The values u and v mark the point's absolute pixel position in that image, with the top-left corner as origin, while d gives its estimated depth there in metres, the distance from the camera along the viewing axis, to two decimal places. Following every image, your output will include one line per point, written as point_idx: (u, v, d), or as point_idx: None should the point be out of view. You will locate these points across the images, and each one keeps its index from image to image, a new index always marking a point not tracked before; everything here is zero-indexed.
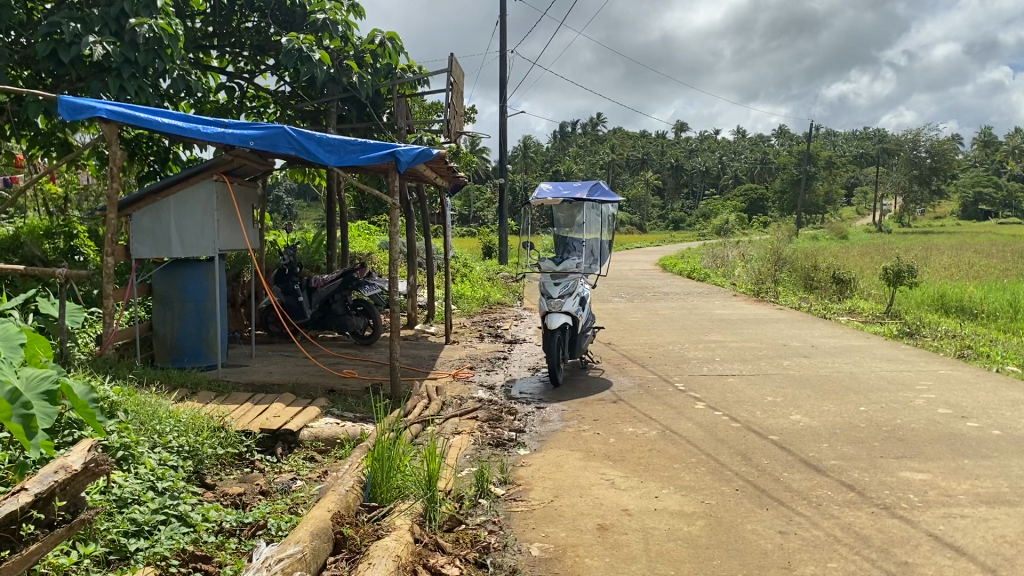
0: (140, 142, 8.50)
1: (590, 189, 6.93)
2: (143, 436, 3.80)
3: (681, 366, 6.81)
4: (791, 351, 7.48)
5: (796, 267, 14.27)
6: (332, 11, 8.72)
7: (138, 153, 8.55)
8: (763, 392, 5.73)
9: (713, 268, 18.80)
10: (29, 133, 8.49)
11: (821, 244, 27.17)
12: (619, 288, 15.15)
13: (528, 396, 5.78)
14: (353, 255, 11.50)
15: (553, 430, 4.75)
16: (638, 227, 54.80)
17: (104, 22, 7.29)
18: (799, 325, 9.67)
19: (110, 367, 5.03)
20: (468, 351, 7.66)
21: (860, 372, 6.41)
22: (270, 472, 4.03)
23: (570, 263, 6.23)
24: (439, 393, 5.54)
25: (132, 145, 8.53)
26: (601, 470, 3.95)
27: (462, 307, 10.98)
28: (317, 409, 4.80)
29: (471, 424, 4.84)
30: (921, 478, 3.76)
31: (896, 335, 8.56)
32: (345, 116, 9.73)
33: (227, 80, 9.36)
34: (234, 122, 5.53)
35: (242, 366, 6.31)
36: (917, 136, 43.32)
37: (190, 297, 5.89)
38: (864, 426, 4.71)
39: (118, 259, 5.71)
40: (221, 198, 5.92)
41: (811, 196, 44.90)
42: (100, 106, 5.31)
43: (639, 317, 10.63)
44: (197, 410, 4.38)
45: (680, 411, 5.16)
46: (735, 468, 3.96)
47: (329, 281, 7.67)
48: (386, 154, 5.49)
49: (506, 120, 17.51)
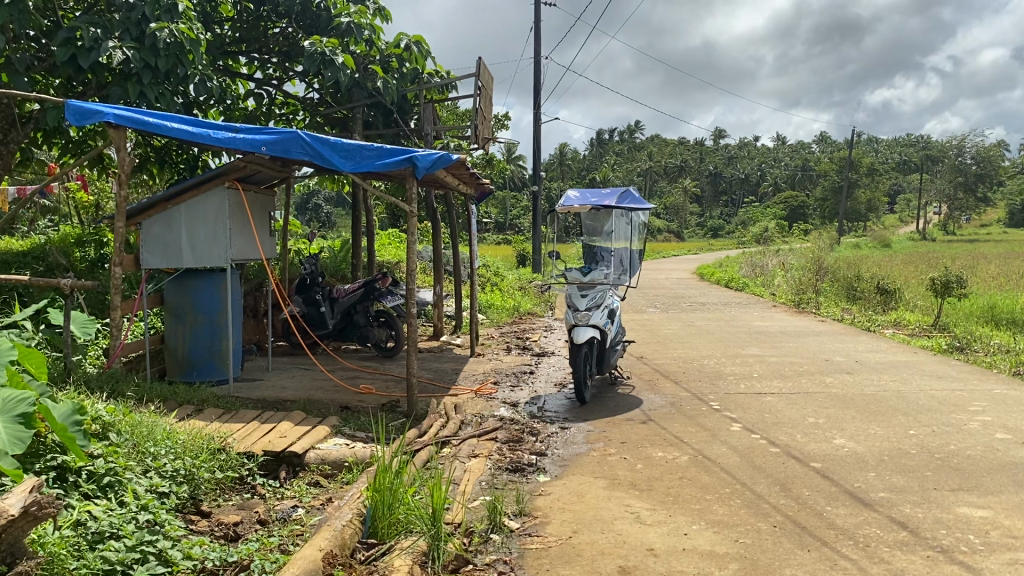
0: (170, 150, 8.38)
1: (619, 196, 6.63)
2: (135, 460, 3.57)
3: (716, 382, 6.46)
4: (834, 367, 7.07)
5: (839, 277, 13.78)
6: (359, 15, 8.45)
7: (168, 161, 8.44)
8: (804, 412, 5.35)
9: (751, 278, 18.32)
10: (59, 140, 8.42)
11: (864, 253, 26.47)
12: (653, 297, 14.78)
13: (553, 414, 5.46)
14: (381, 265, 11.30)
15: (576, 454, 4.44)
16: (675, 236, 54.10)
17: (125, 27, 7.11)
18: (842, 338, 9.22)
19: (113, 382, 4.83)
20: (493, 365, 7.37)
21: (909, 391, 6.00)
22: (271, 499, 3.78)
23: (598, 274, 5.93)
24: (458, 411, 5.24)
25: (161, 153, 8.41)
26: (626, 502, 3.63)
27: (491, 319, 10.68)
28: (326, 429, 4.52)
29: (489, 445, 4.54)
30: (982, 516, 3.39)
31: (945, 350, 8.11)
32: (371, 122, 9.53)
33: (256, 88, 9.22)
34: (247, 127, 5.32)
35: (256, 380, 6.08)
36: (962, 142, 42.27)
37: (202, 308, 5.69)
38: (915, 453, 4.33)
39: (127, 269, 5.49)
40: (234, 206, 5.68)
41: (853, 203, 44.02)
42: (108, 110, 5.17)
43: (674, 329, 10.26)
44: (198, 430, 4.14)
45: (713, 433, 4.83)
46: (773, 501, 3.61)
47: (350, 291, 7.43)
48: (402, 159, 5.19)
49: (541, 126, 17.17)
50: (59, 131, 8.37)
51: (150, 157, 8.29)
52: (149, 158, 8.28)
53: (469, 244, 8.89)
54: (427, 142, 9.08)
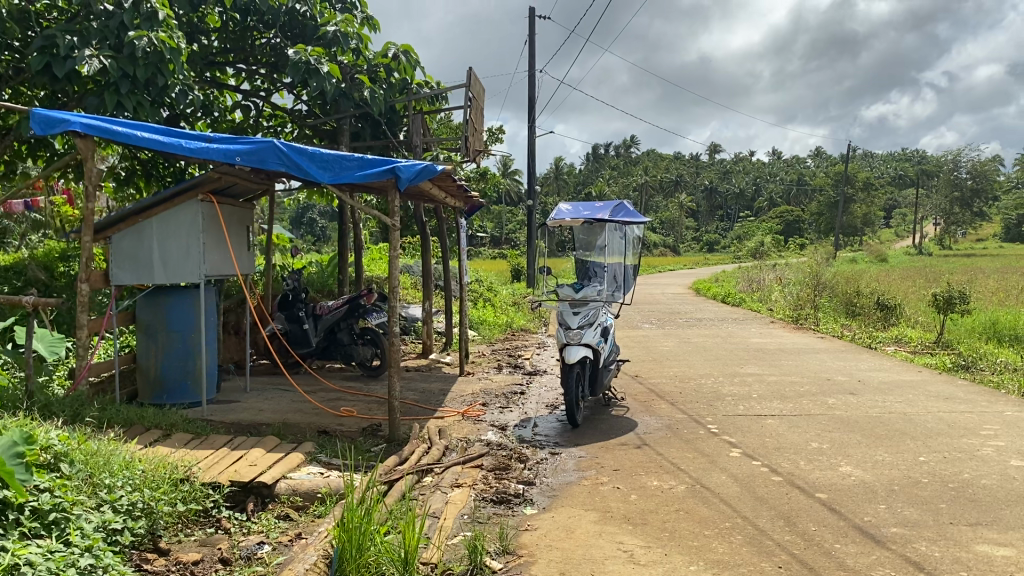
0: (156, 163, 8.13)
1: (613, 209, 6.39)
2: (86, 494, 3.29)
3: (715, 403, 6.19)
4: (836, 387, 6.80)
5: (837, 293, 13.54)
6: (345, 24, 8.20)
7: (154, 175, 8.16)
8: (806, 437, 5.08)
9: (748, 293, 18.08)
10: (45, 152, 8.19)
11: (862, 268, 26.23)
12: (649, 313, 14.50)
13: (544, 439, 5.19)
14: (370, 280, 11.03)
15: (566, 484, 4.16)
16: (672, 250, 53.83)
17: (103, 35, 6.85)
18: (843, 356, 8.97)
19: (77, 406, 4.55)
20: (482, 384, 7.10)
21: (915, 413, 5.73)
22: (236, 534, 3.50)
23: (590, 290, 5.67)
24: (442, 436, 4.96)
25: (148, 166, 8.15)
26: (618, 538, 3.36)
27: (483, 335, 10.42)
28: (300, 456, 4.25)
29: (473, 474, 4.27)
30: (1004, 555, 3.12)
31: (950, 368, 7.85)
32: (358, 133, 9.31)
33: (243, 99, 8.98)
34: (221, 137, 5.08)
35: (233, 402, 5.80)
36: (958, 156, 42.18)
37: (175, 326, 5.41)
38: (926, 482, 4.06)
39: (96, 286, 5.22)
40: (208, 219, 5.41)
41: (849, 218, 43.85)
42: (74, 118, 4.89)
43: (670, 346, 9.99)
44: (161, 458, 3.88)
45: (712, 460, 4.56)
46: (777, 537, 3.35)
47: (334, 308, 7.19)
48: (385, 170, 4.95)
49: (535, 141, 16.95)
50: (44, 143, 8.16)
51: (137, 170, 8.06)
52: (136, 172, 8.04)
53: (458, 259, 8.61)
54: (417, 155, 8.80)
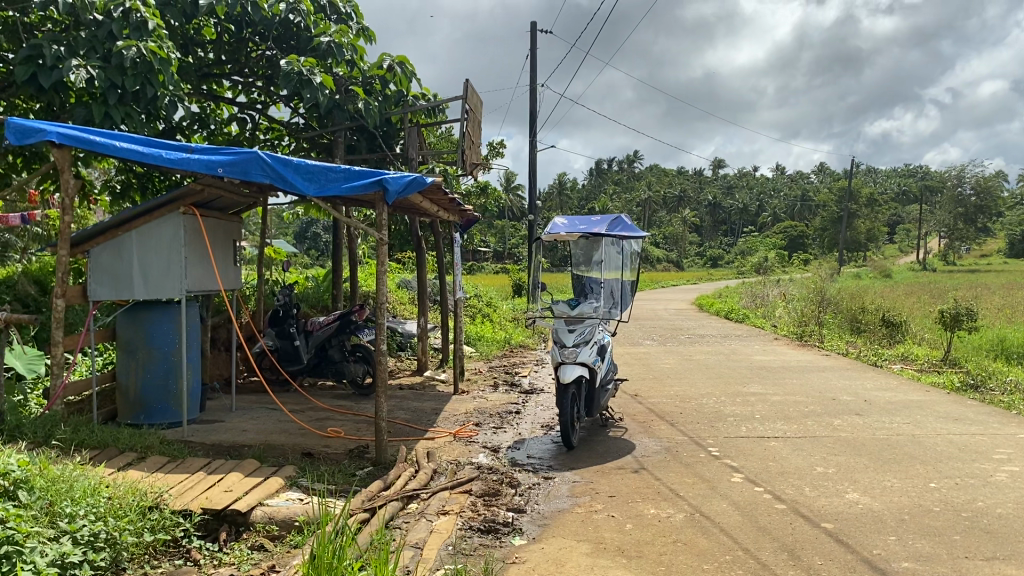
0: (152, 177, 7.94)
1: (610, 223, 6.21)
2: (43, 525, 3.08)
3: (716, 424, 5.98)
4: (842, 408, 6.58)
5: (842, 308, 13.32)
6: (339, 34, 8.00)
7: (150, 188, 7.96)
8: (811, 461, 4.87)
9: (752, 309, 17.87)
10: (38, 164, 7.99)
11: (866, 284, 26.01)
12: (651, 329, 14.29)
13: (537, 462, 4.98)
14: (366, 296, 10.84)
15: (558, 511, 3.95)
16: (675, 265, 53.59)
17: (92, 45, 6.62)
18: (849, 374, 8.74)
19: (48, 427, 4.36)
20: (476, 403, 6.89)
21: (924, 435, 5.51)
22: (206, 566, 3.30)
23: (586, 307, 5.48)
24: (431, 458, 4.76)
25: (143, 180, 7.95)
26: (611, 573, 3.15)
27: (480, 352, 10.22)
28: (279, 481, 4.05)
29: (461, 500, 4.07)
30: None
31: (958, 388, 7.63)
32: (354, 147, 9.14)
33: (239, 112, 8.81)
34: (203, 147, 4.90)
35: (216, 423, 5.60)
36: (962, 172, 42.04)
37: (155, 343, 5.21)
38: (938, 511, 3.85)
39: (72, 301, 5.05)
40: (191, 233, 5.24)
41: (853, 233, 43.72)
42: (52, 128, 4.76)
43: (671, 363, 9.77)
44: (131, 483, 3.68)
45: (713, 486, 4.35)
46: (781, 572, 3.13)
47: (326, 324, 7.03)
48: (372, 182, 4.75)
49: (536, 156, 16.75)
50: (37, 156, 7.98)
51: (133, 183, 7.86)
52: (132, 185, 7.86)
53: (452, 273, 8.23)
54: (412, 167, 8.59)
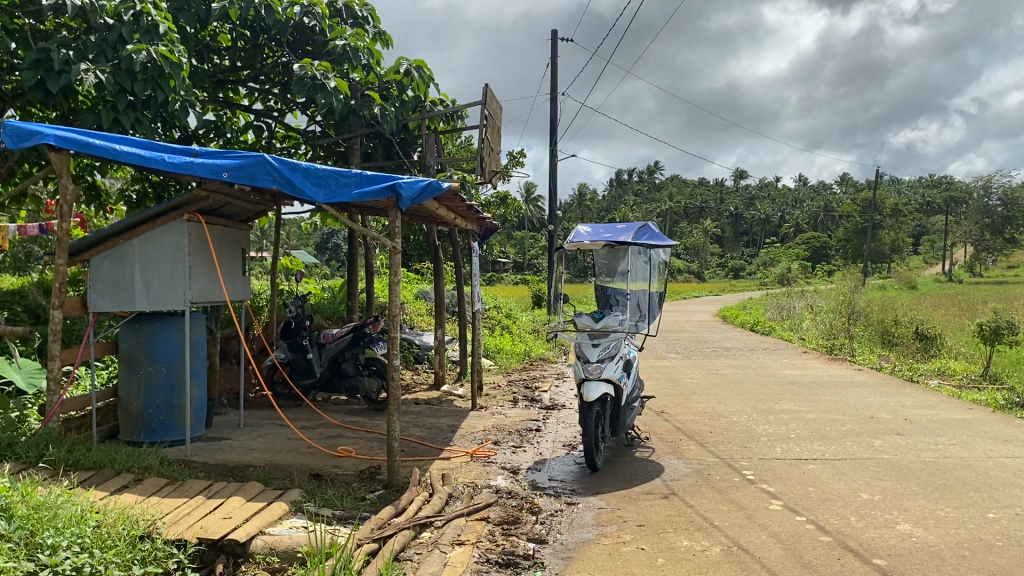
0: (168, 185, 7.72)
1: (636, 231, 5.82)
2: (20, 559, 2.82)
3: (749, 445, 5.66)
4: (881, 427, 6.22)
5: (872, 321, 12.89)
6: (355, 38, 7.77)
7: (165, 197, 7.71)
8: (854, 486, 4.53)
9: (778, 321, 17.45)
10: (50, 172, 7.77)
11: (893, 295, 25.46)
12: (674, 342, 13.91)
13: (558, 485, 4.68)
14: (383, 307, 10.59)
15: (583, 542, 3.65)
16: (696, 278, 53.08)
17: (101, 49, 6.32)
18: (885, 391, 8.36)
19: (40, 448, 4.11)
20: (495, 420, 6.59)
21: (974, 458, 5.15)
22: None
23: (611, 320, 5.19)
24: (446, 481, 4.47)
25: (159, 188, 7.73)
26: None
27: (500, 365, 9.95)
28: (283, 508, 3.77)
29: (478, 528, 3.77)
30: None
31: (1001, 405, 7.24)
32: (370, 154, 8.86)
33: (255, 120, 8.59)
34: (207, 151, 4.66)
35: (222, 441, 5.35)
36: (988, 183, 41.32)
37: (159, 359, 4.96)
38: (1001, 546, 3.51)
39: (71, 312, 4.81)
40: (195, 242, 5.00)
41: (877, 244, 43.05)
42: (49, 131, 4.52)
43: (697, 378, 9.42)
44: (122, 510, 3.41)
45: (749, 515, 4.02)
46: None
47: (338, 337, 6.81)
48: (385, 187, 4.46)
49: (557, 166, 16.46)
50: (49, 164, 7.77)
51: (148, 192, 7.60)
52: (147, 195, 7.59)
53: (470, 283, 7.88)
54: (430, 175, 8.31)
